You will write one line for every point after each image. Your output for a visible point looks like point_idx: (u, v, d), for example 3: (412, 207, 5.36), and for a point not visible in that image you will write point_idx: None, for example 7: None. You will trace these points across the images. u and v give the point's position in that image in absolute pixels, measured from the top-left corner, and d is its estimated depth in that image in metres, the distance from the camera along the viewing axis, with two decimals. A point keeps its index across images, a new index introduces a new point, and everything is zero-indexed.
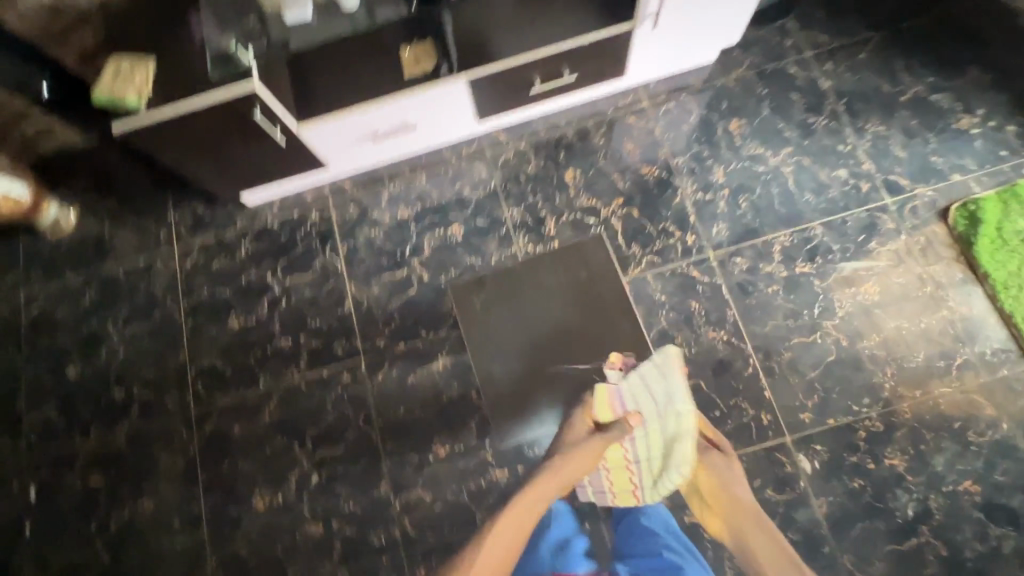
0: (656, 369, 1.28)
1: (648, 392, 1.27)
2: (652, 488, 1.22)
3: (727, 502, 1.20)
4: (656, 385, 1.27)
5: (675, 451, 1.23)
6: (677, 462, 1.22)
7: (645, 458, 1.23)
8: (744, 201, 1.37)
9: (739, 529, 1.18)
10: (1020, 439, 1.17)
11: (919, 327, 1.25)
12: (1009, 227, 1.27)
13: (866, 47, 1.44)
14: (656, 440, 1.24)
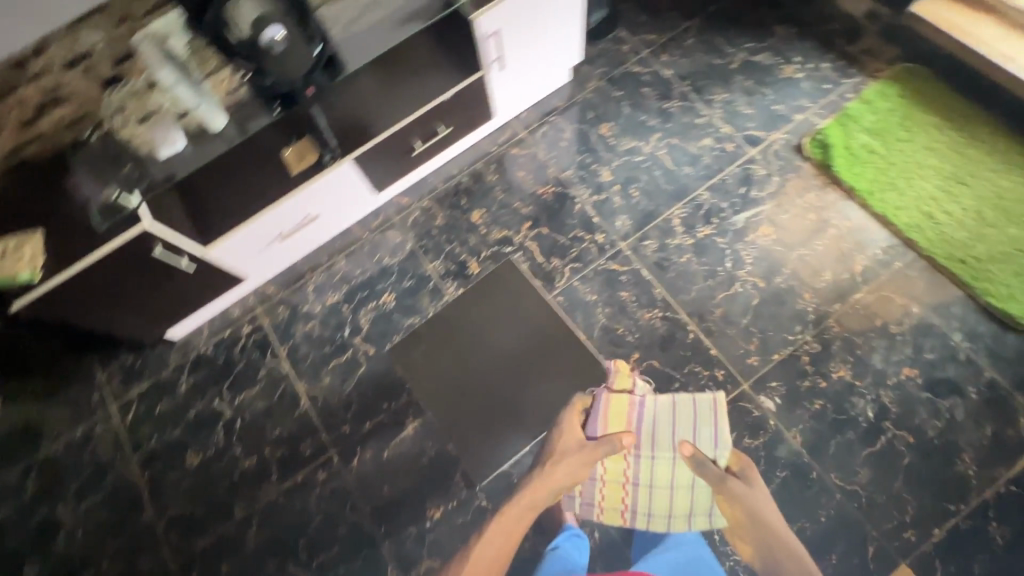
0: (696, 404, 1.20)
1: (674, 421, 1.19)
2: (650, 515, 1.19)
3: (754, 530, 1.13)
4: (685, 419, 1.20)
5: (690, 493, 1.17)
6: (691, 509, 1.17)
7: (646, 485, 1.19)
8: (635, 190, 1.50)
9: (768, 558, 1.12)
10: (932, 316, 1.30)
11: (817, 250, 1.38)
12: (855, 144, 1.45)
13: (690, 34, 1.64)
14: (667, 476, 1.18)
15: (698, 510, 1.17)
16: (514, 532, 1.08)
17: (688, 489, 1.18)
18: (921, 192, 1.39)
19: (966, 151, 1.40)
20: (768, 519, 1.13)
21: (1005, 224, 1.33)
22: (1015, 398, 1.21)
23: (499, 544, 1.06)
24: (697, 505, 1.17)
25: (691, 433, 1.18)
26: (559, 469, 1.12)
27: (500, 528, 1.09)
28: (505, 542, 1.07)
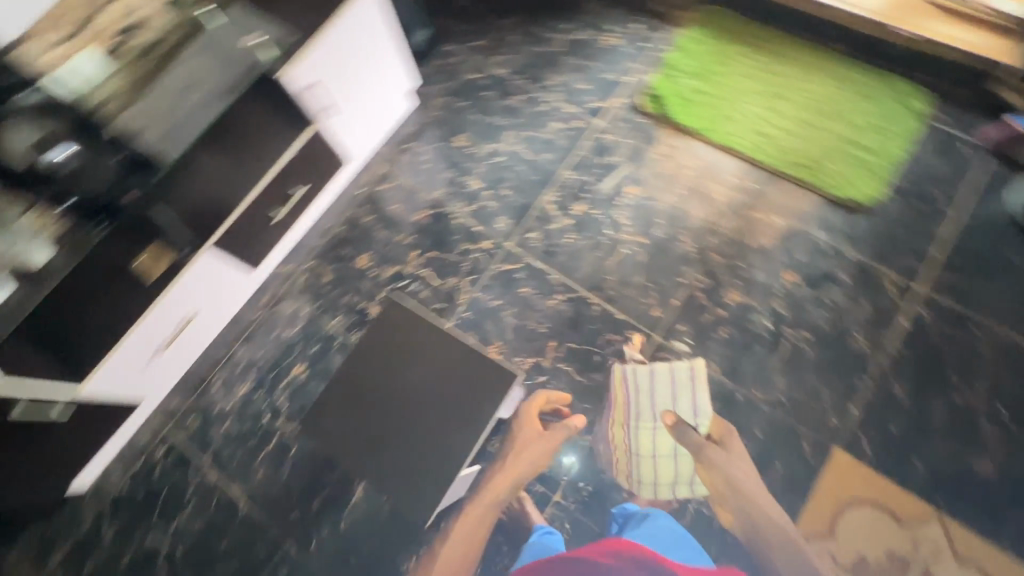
0: (675, 375, 1.32)
1: (657, 392, 1.31)
2: (639, 483, 1.26)
3: (733, 494, 1.22)
4: (667, 389, 1.31)
5: (675, 462, 1.26)
6: (675, 478, 1.25)
7: (641, 451, 1.27)
8: (505, 190, 1.55)
9: (747, 522, 1.21)
10: (793, 220, 1.42)
11: (680, 193, 1.48)
12: (684, 90, 1.56)
13: (512, 30, 1.71)
14: (656, 444, 1.27)
15: (682, 479, 1.25)
16: (484, 521, 1.27)
17: (672, 456, 1.27)
18: (751, 115, 1.51)
19: (776, 68, 1.55)
20: (743, 483, 1.23)
21: (826, 123, 1.48)
22: (879, 269, 1.35)
23: (470, 528, 1.27)
24: (679, 472, 1.25)
25: (670, 402, 1.30)
26: (521, 457, 1.30)
27: (469, 520, 1.27)
28: (474, 526, 1.27)
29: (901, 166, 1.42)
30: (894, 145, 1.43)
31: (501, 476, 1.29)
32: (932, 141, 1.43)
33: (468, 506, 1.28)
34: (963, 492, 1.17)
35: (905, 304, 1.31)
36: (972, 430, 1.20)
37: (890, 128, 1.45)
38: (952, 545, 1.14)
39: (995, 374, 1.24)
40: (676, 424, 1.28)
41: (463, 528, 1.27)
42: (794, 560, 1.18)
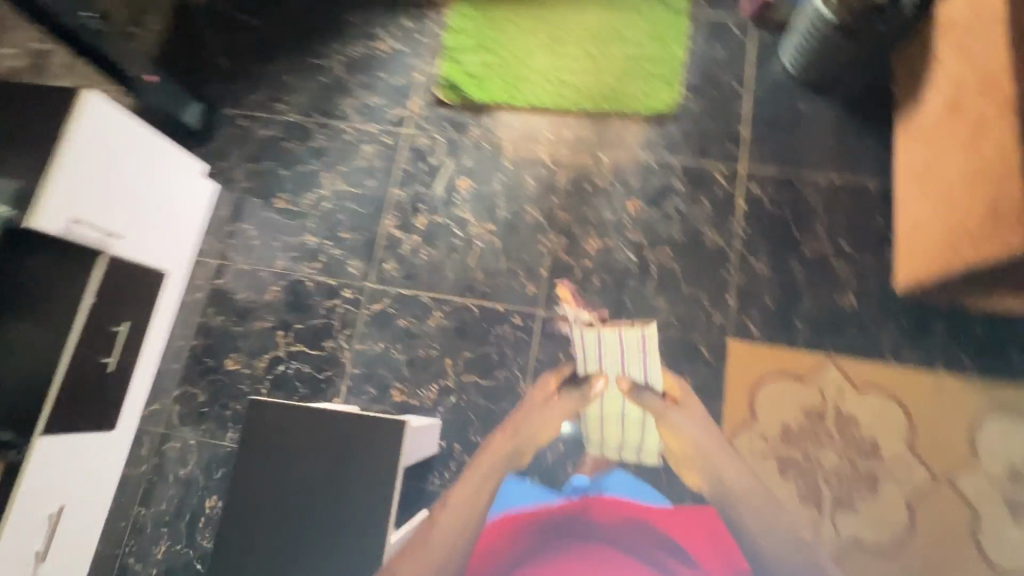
0: (624, 343, 1.08)
1: (607, 357, 1.09)
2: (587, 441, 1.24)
3: (694, 454, 1.16)
4: (614, 358, 1.09)
5: (623, 425, 1.18)
6: (623, 441, 1.21)
7: (597, 415, 1.18)
8: (344, 232, 1.49)
9: (711, 478, 1.15)
10: (616, 152, 1.46)
11: (508, 168, 1.48)
12: (473, 68, 1.55)
13: (287, 72, 1.63)
14: (610, 410, 1.15)
15: (630, 445, 1.20)
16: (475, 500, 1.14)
17: (620, 422, 1.17)
18: (542, 68, 1.53)
19: (547, 15, 1.56)
20: (705, 443, 1.16)
21: (610, 49, 1.51)
22: (704, 165, 1.42)
23: (455, 522, 1.11)
24: (627, 440, 1.20)
25: (620, 367, 1.10)
26: (523, 424, 1.25)
27: (457, 507, 1.13)
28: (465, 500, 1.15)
29: (687, 64, 1.49)
30: (674, 47, 1.50)
31: (505, 437, 1.25)
32: (703, 32, 1.50)
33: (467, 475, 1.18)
34: (841, 331, 1.27)
35: (736, 187, 1.39)
36: (828, 274, 1.30)
37: (664, 32, 1.51)
38: (850, 378, 1.24)
39: (829, 217, 1.34)
40: (632, 391, 1.10)
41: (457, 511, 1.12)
42: (758, 504, 1.12)
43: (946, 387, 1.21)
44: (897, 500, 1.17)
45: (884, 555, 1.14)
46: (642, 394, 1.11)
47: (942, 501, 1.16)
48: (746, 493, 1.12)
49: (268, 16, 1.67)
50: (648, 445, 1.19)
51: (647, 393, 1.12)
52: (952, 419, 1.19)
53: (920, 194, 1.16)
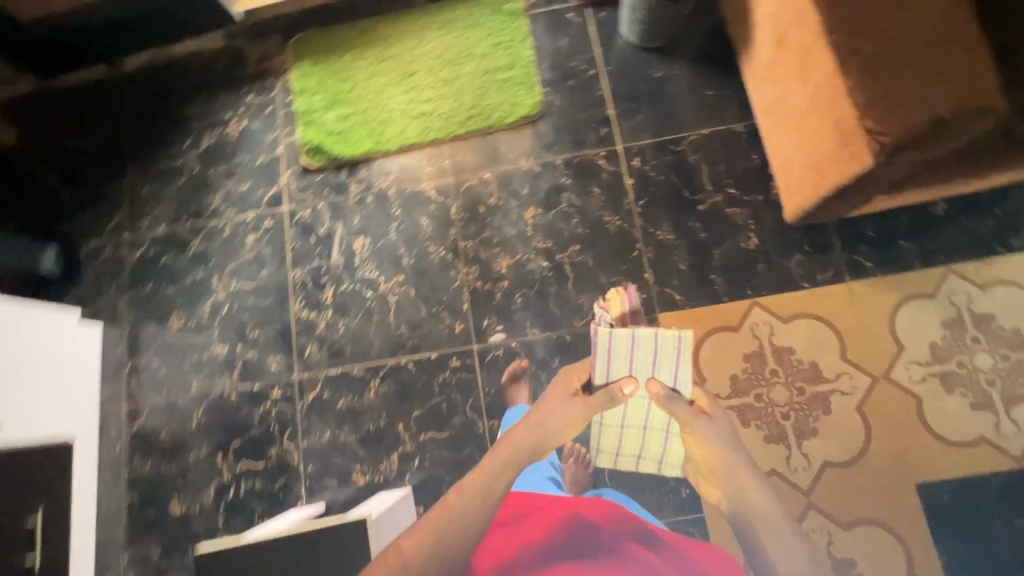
0: (659, 343, 1.04)
1: (636, 356, 1.07)
2: (599, 452, 1.24)
3: (721, 468, 1.16)
4: (646, 355, 1.06)
5: (644, 434, 1.18)
6: (642, 451, 1.21)
7: (620, 424, 1.18)
8: (254, 331, 1.41)
9: (731, 494, 1.16)
10: (498, 167, 1.45)
11: (400, 214, 1.45)
12: (332, 126, 1.50)
13: (141, 185, 1.52)
14: (639, 418, 1.16)
15: (651, 456, 1.21)
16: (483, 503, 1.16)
17: (642, 430, 1.17)
18: (401, 106, 1.50)
19: (391, 52, 1.54)
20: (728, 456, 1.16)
21: (462, 69, 1.51)
22: (584, 155, 1.43)
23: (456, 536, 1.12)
24: (647, 448, 1.20)
25: (650, 369, 1.08)
26: (544, 420, 1.20)
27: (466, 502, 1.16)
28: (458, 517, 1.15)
29: (538, 63, 1.50)
30: (522, 49, 1.51)
31: (529, 429, 1.21)
32: (543, 27, 1.52)
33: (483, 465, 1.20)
34: (754, 272, 1.32)
35: (620, 167, 1.42)
36: (727, 223, 1.35)
37: (508, 38, 1.51)
38: (776, 314, 1.29)
39: (711, 170, 1.39)
40: (660, 395, 1.10)
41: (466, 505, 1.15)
42: (777, 527, 1.13)
43: (859, 294, 1.28)
44: (850, 413, 1.22)
45: (854, 468, 1.20)
46: (672, 402, 1.12)
47: (888, 398, 1.23)
48: (764, 513, 1.14)
49: (103, 134, 1.56)
50: (670, 455, 1.19)
51: (677, 399, 1.12)
52: (873, 321, 1.27)
53: (780, 129, 1.21)
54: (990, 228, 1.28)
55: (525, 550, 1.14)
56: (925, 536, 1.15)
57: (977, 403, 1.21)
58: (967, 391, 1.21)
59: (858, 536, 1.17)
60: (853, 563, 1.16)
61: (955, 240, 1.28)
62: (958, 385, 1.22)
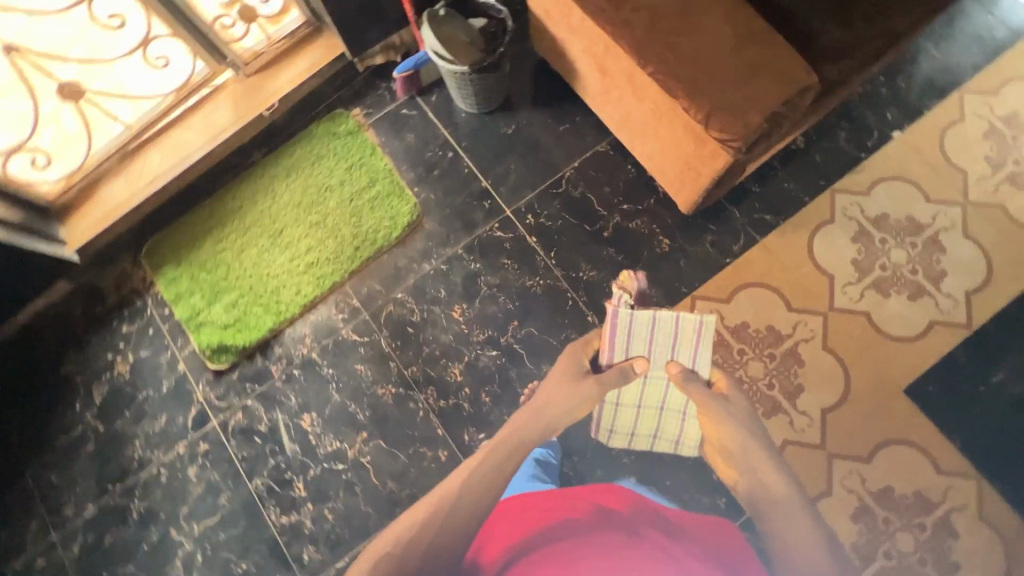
0: (680, 324, 1.13)
1: (656, 339, 1.14)
2: (611, 433, 1.25)
3: (737, 451, 1.10)
4: (666, 339, 1.14)
5: (661, 416, 1.22)
6: (658, 430, 1.24)
7: (637, 405, 1.21)
8: (240, 564, 1.28)
9: (748, 474, 1.06)
10: (407, 281, 1.41)
11: (333, 372, 1.37)
12: (225, 318, 1.41)
13: (48, 474, 1.35)
14: (658, 395, 1.19)
15: (667, 436, 1.24)
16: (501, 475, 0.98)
17: (659, 412, 1.21)
18: (285, 267, 1.43)
19: (250, 220, 1.47)
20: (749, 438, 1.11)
21: (328, 205, 1.47)
22: (481, 234, 1.42)
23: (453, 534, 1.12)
24: (663, 430, 1.23)
25: (669, 351, 1.15)
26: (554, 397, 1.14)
27: (474, 489, 0.94)
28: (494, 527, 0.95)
29: (398, 169, 1.48)
30: (376, 162, 1.49)
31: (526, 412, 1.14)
32: (387, 134, 1.51)
33: (505, 433, 1.08)
34: (681, 270, 1.36)
35: (518, 229, 1.42)
36: (636, 236, 1.38)
37: (357, 157, 1.49)
38: (716, 298, 1.33)
39: (599, 195, 1.42)
40: (681, 375, 1.13)
41: (476, 482, 0.96)
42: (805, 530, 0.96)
43: (774, 246, 1.35)
44: (821, 355, 1.28)
45: (848, 403, 1.25)
46: (693, 383, 1.12)
47: (843, 326, 1.29)
48: (775, 498, 1.01)
49: None
50: (688, 436, 1.23)
51: (695, 380, 1.13)
52: (797, 265, 1.33)
53: (639, 140, 1.25)
54: (846, 140, 1.40)
55: (530, 536, 0.92)
56: (934, 433, 1.22)
57: (912, 294, 1.30)
58: (900, 288, 1.30)
59: (883, 462, 1.21)
60: (892, 488, 1.20)
61: (825, 162, 1.39)
62: (891, 286, 1.31)
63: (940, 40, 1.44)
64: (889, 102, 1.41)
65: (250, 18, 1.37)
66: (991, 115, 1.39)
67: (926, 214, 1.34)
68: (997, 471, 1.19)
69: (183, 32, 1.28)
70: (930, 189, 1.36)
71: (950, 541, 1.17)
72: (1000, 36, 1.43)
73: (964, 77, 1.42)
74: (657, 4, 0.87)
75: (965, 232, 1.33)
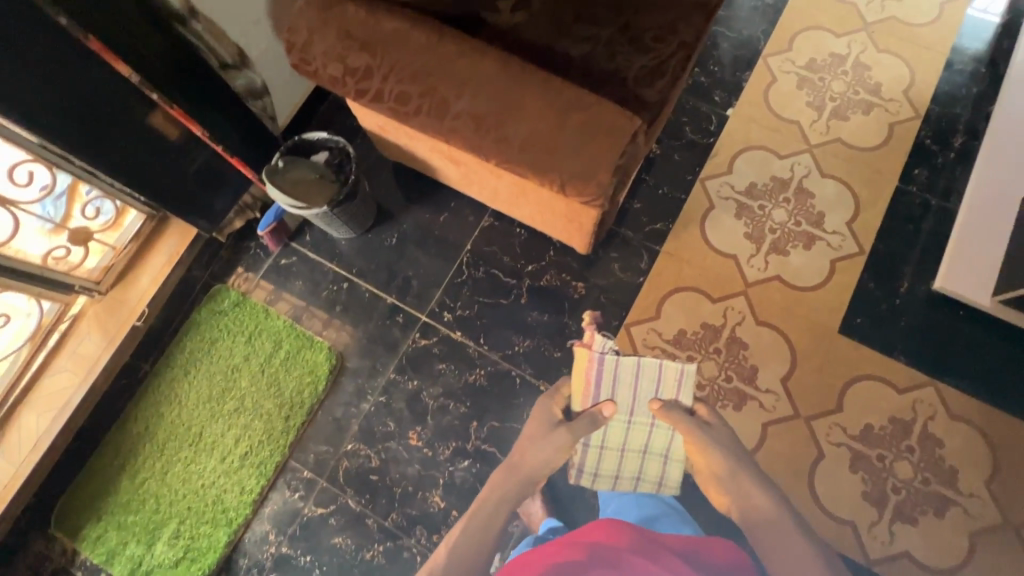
0: (663, 372, 1.27)
1: (639, 385, 1.26)
2: (593, 476, 1.27)
3: (725, 475, 1.23)
4: (647, 383, 1.27)
5: (643, 460, 1.26)
6: (641, 474, 1.26)
7: (619, 447, 1.26)
8: None
9: (740, 501, 1.21)
10: (351, 430, 1.33)
11: (310, 558, 1.25)
12: (172, 554, 1.26)
13: None
14: (640, 430, 1.26)
15: (651, 479, 1.25)
16: (488, 529, 1.23)
17: (642, 454, 1.26)
18: (218, 470, 1.31)
19: (161, 437, 1.34)
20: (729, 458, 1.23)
21: (240, 386, 1.37)
22: (407, 350, 1.38)
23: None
24: (646, 472, 1.25)
25: (651, 392, 1.26)
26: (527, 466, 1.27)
27: (465, 546, 1.21)
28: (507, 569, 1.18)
29: (298, 321, 1.42)
30: (274, 321, 1.41)
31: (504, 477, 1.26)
32: (274, 290, 1.44)
33: (482, 494, 1.26)
34: (605, 306, 1.37)
35: (441, 331, 1.39)
36: (551, 292, 1.39)
37: (251, 325, 1.41)
38: (647, 317, 1.36)
39: (502, 267, 1.42)
40: (662, 409, 1.25)
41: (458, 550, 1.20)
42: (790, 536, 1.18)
43: (674, 250, 1.40)
44: (759, 330, 1.33)
45: (799, 365, 1.30)
46: (677, 412, 1.25)
47: (763, 297, 1.35)
48: (775, 536, 1.18)
49: None
50: (670, 477, 1.25)
51: (680, 411, 1.25)
52: (700, 258, 1.40)
53: (515, 207, 1.27)
54: (692, 132, 1.50)
55: None
56: (882, 359, 1.29)
57: (806, 244, 1.39)
58: (795, 242, 1.39)
59: (854, 405, 1.26)
60: (870, 425, 1.25)
61: (683, 160, 1.48)
62: (785, 244, 1.39)
63: (725, 23, 1.60)
64: (712, 87, 1.54)
65: (85, 239, 1.28)
66: (795, 67, 1.55)
67: (784, 170, 1.46)
68: (945, 369, 1.27)
69: (9, 283, 1.18)
70: (778, 147, 1.48)
71: (938, 450, 1.22)
72: (771, 2, 1.62)
73: (759, 45, 1.58)
74: (475, 103, 0.88)
75: (821, 172, 1.45)
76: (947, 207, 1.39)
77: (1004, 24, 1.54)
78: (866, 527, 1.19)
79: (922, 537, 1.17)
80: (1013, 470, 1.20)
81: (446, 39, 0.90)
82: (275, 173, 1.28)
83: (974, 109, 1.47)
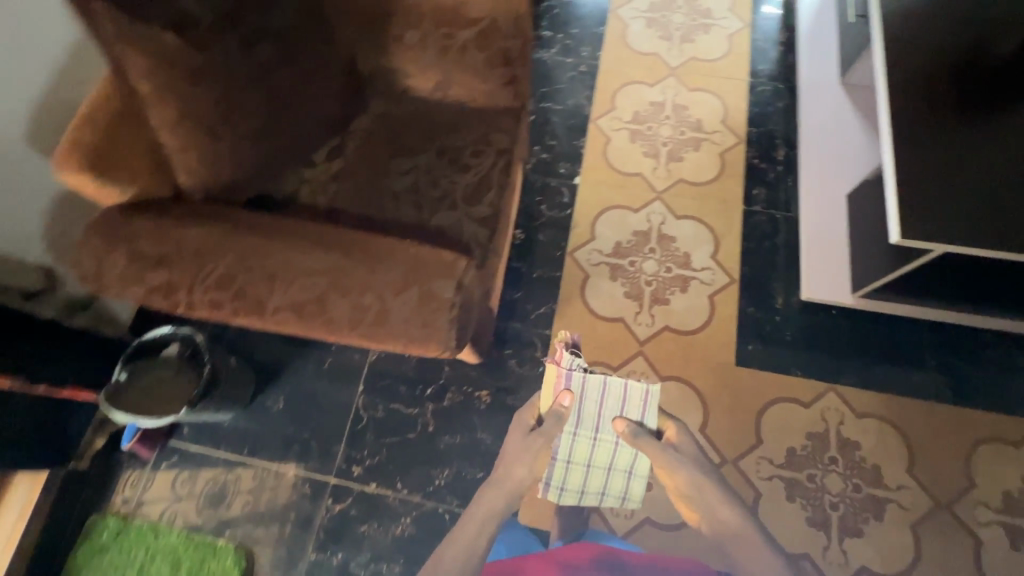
0: (627, 391, 0.99)
1: (600, 403, 1.00)
2: (559, 491, 1.06)
3: (692, 491, 0.99)
4: (613, 401, 1.00)
5: (608, 475, 1.06)
6: (605, 486, 1.07)
7: (584, 462, 1.05)
8: None
9: (707, 514, 0.99)
10: None
11: None
12: None
13: None
14: (606, 447, 1.03)
15: (615, 494, 1.07)
16: None
17: (606, 470, 1.05)
18: None
19: None
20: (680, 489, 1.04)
21: None
22: (323, 522, 1.26)
23: None
24: (609, 487, 1.07)
25: (617, 407, 1.00)
26: None
27: None
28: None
29: (194, 530, 1.27)
30: (166, 538, 1.26)
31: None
32: (163, 503, 1.29)
33: None
34: (513, 409, 1.33)
35: (354, 489, 1.29)
36: (457, 410, 1.33)
37: (139, 552, 1.25)
38: None
39: (400, 398, 1.36)
40: (628, 431, 0.97)
41: None
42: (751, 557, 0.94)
43: (564, 330, 1.40)
44: (665, 385, 1.33)
45: (712, 410, 1.30)
46: (643, 438, 0.97)
47: (661, 351, 1.37)
48: None
49: None
50: (635, 492, 1.07)
51: (645, 435, 0.97)
52: (591, 331, 1.40)
53: None
54: (548, 209, 1.54)
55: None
56: (783, 379, 1.32)
57: (682, 288, 1.43)
58: (671, 289, 1.43)
59: (771, 433, 1.28)
60: (792, 448, 1.27)
61: (549, 237, 1.50)
62: (664, 292, 1.43)
63: (550, 97, 1.68)
64: (555, 161, 1.60)
65: None
66: (624, 123, 1.64)
67: (642, 222, 1.51)
68: (838, 372, 1.32)
69: None
70: (630, 202, 1.54)
71: (857, 452, 1.25)
72: (585, 69, 1.72)
73: (587, 111, 1.66)
74: (290, 293, 0.83)
75: (675, 215, 1.51)
76: (791, 217, 1.49)
77: (784, 41, 1.72)
78: (820, 554, 1.18)
79: (871, 546, 1.19)
80: (926, 451, 1.25)
81: (246, 237, 0.86)
82: (119, 391, 1.16)
83: (784, 122, 1.61)
